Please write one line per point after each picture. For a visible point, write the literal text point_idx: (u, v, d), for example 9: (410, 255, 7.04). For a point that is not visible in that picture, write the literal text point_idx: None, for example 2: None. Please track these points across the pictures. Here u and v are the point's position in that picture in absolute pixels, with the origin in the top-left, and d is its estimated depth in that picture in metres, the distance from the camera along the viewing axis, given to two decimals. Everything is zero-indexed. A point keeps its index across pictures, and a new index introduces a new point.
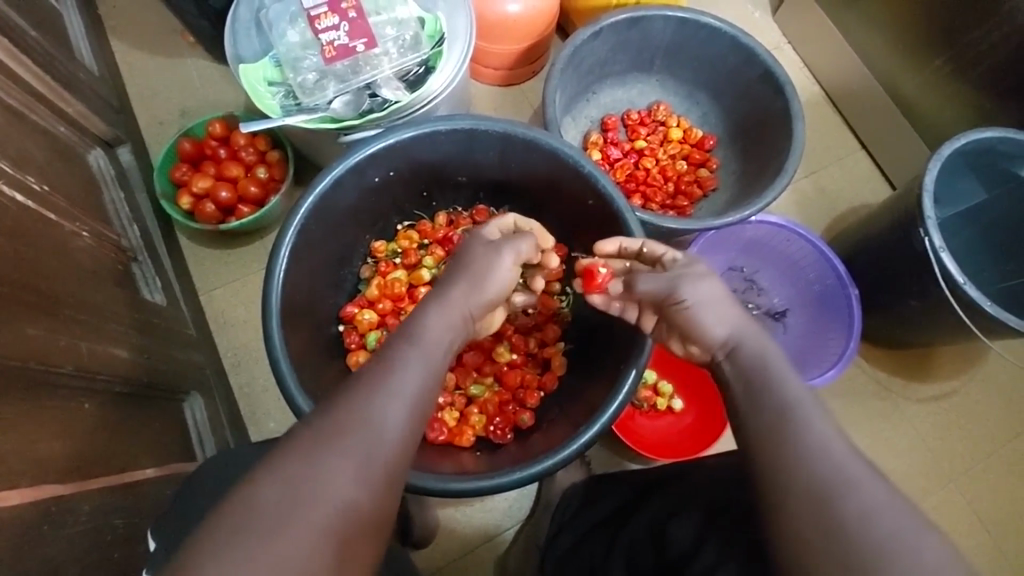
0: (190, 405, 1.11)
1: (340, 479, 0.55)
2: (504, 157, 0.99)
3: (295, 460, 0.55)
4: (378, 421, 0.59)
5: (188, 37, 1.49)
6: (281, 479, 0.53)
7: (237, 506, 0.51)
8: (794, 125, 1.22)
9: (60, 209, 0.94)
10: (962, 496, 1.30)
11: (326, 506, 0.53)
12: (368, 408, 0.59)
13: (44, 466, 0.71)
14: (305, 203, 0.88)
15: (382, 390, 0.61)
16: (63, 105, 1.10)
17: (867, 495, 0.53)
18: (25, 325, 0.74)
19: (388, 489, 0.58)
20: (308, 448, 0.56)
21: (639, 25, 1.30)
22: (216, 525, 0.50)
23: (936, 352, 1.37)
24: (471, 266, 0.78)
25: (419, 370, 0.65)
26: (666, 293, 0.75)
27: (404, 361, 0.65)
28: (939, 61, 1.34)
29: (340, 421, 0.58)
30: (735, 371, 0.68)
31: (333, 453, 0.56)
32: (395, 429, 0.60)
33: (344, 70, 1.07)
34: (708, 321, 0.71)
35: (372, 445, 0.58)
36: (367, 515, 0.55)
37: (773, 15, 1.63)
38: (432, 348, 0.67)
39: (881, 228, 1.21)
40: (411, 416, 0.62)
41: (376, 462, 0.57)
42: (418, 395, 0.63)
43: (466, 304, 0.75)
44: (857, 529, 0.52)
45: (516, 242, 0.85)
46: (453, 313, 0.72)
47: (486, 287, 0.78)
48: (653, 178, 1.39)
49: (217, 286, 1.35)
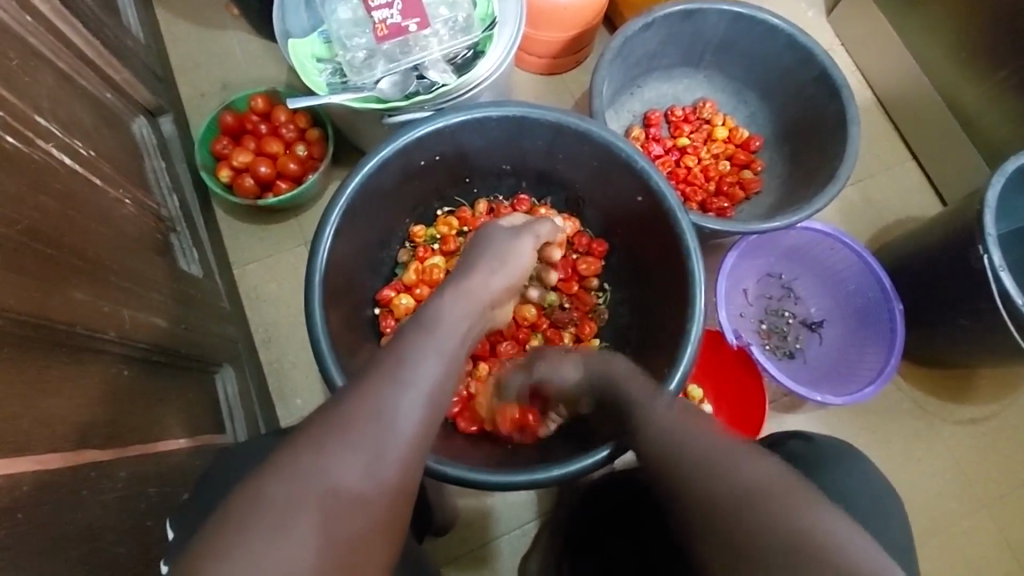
0: (222, 378, 1.11)
1: (346, 476, 0.53)
2: (552, 147, 0.97)
3: (304, 453, 0.53)
4: (389, 414, 0.57)
5: (232, 10, 1.48)
6: (290, 474, 0.52)
7: (249, 503, 0.51)
8: (848, 130, 1.18)
9: (105, 175, 0.94)
10: (996, 525, 1.26)
11: (333, 500, 0.52)
12: (381, 401, 0.57)
13: (85, 431, 0.71)
14: (351, 184, 0.87)
15: (393, 380, 0.58)
16: (110, 71, 1.10)
17: (735, 476, 0.54)
18: (72, 290, 0.74)
19: (401, 484, 0.56)
20: (317, 441, 0.54)
21: (692, 18, 1.27)
22: (230, 516, 0.50)
23: (977, 373, 1.33)
24: (487, 248, 0.77)
25: (431, 357, 0.61)
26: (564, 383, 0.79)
27: (418, 351, 0.61)
28: (1004, 72, 1.28)
29: (349, 412, 0.56)
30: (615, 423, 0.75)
31: (342, 446, 0.54)
32: (408, 421, 0.57)
33: (392, 50, 1.05)
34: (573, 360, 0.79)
35: (382, 439, 0.56)
36: (374, 511, 0.54)
37: (827, 14, 1.57)
38: (449, 334, 0.64)
39: (932, 242, 1.17)
40: (424, 408, 0.59)
41: (386, 457, 0.55)
42: (434, 387, 0.60)
43: (484, 291, 0.72)
44: (742, 518, 0.52)
45: (535, 227, 0.84)
46: (471, 297, 0.70)
47: (503, 272, 0.76)
48: (695, 177, 1.36)
49: (252, 261, 1.35)
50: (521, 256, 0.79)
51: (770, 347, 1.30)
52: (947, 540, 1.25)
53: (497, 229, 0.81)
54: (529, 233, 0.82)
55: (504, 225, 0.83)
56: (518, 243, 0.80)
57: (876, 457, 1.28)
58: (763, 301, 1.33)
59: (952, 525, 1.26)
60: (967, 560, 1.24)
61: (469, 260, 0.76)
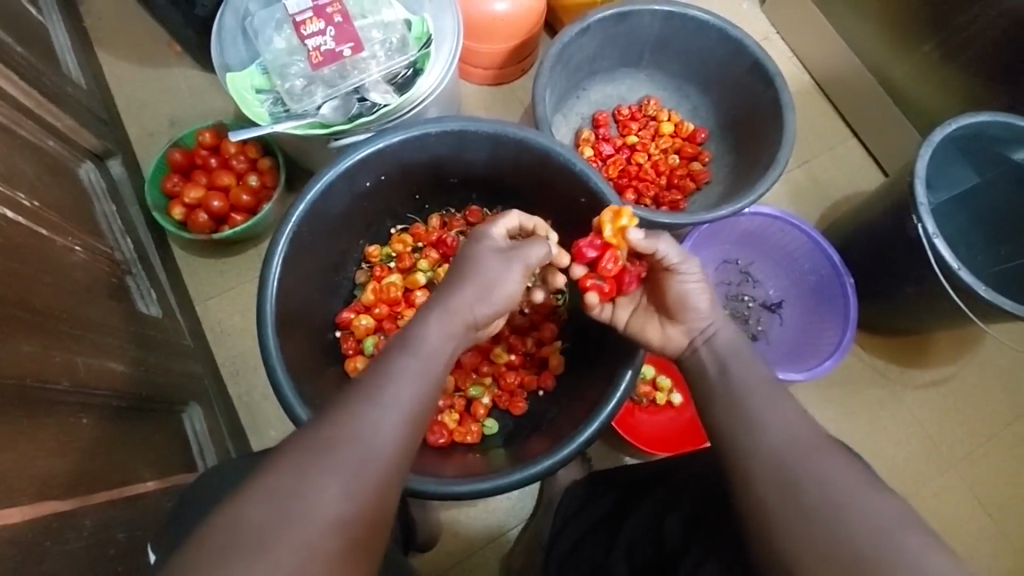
0: (189, 416, 1.11)
1: (327, 497, 0.54)
2: (495, 157, 0.99)
3: (286, 474, 0.55)
4: (369, 433, 0.59)
5: (174, 46, 1.48)
6: (270, 492, 0.53)
7: (229, 527, 0.51)
8: (784, 115, 1.22)
9: (52, 223, 0.94)
10: (963, 482, 1.30)
11: (313, 520, 0.53)
12: (364, 420, 0.59)
13: (46, 483, 0.71)
14: (296, 210, 0.88)
15: (373, 400, 0.61)
16: (51, 119, 1.09)
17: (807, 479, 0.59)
18: (19, 342, 0.74)
19: (382, 503, 0.57)
20: (299, 462, 0.56)
21: (627, 20, 1.30)
22: (206, 541, 0.51)
23: (933, 338, 1.37)
24: (478, 272, 0.73)
25: (411, 380, 0.64)
26: (681, 307, 0.79)
27: (399, 372, 0.64)
28: (928, 46, 1.34)
29: (331, 433, 0.58)
30: (712, 353, 0.76)
31: (323, 466, 0.55)
32: (388, 440, 0.59)
33: (331, 76, 1.06)
34: (698, 305, 0.79)
35: (364, 458, 0.57)
36: (354, 531, 0.55)
37: (761, 5, 1.62)
38: (430, 358, 0.66)
39: (875, 215, 1.21)
40: (404, 428, 0.61)
41: (367, 477, 0.57)
42: (413, 407, 0.62)
43: (468, 316, 0.72)
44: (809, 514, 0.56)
45: (526, 251, 0.77)
46: (454, 321, 0.70)
47: (487, 299, 0.73)
48: (646, 173, 1.39)
49: (213, 295, 1.35)
50: (507, 285, 0.74)
51: None
52: (919, 503, 1.29)
53: (487, 251, 0.75)
54: (519, 259, 0.76)
55: (494, 238, 0.78)
56: (506, 272, 0.75)
57: (844, 429, 1.32)
58: (724, 287, 1.36)
59: (923, 487, 1.30)
60: (939, 520, 1.28)
61: (450, 280, 0.74)
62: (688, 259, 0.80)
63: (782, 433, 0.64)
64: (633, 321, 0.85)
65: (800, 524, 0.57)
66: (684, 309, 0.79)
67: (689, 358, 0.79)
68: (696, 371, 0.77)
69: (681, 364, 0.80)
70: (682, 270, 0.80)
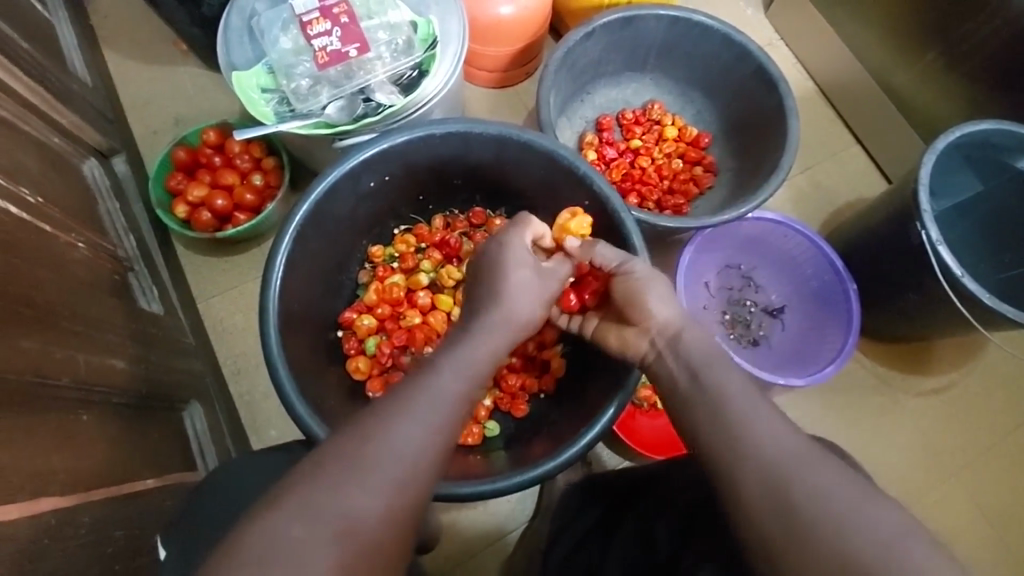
0: (190, 415, 1.10)
1: (354, 502, 0.56)
2: (499, 159, 0.99)
3: (317, 482, 0.56)
4: (396, 442, 0.60)
5: (180, 46, 1.49)
6: (298, 498, 0.55)
7: (252, 534, 0.53)
8: (787, 121, 1.23)
9: (55, 220, 0.94)
10: (965, 492, 1.30)
11: (343, 524, 0.54)
12: (391, 432, 0.61)
13: (46, 479, 0.71)
14: (300, 210, 0.88)
15: (400, 412, 0.62)
16: (58, 117, 1.09)
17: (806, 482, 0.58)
18: (20, 338, 0.74)
19: (406, 508, 0.58)
20: (328, 469, 0.57)
21: (631, 25, 1.31)
22: (234, 544, 0.52)
23: (935, 346, 1.37)
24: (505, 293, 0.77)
25: (442, 394, 0.65)
26: (635, 310, 0.79)
27: (429, 387, 0.65)
28: (931, 55, 1.34)
29: (358, 442, 0.59)
30: (678, 357, 0.73)
31: (352, 473, 0.57)
32: (415, 449, 0.60)
33: (337, 76, 1.07)
34: (652, 305, 0.78)
35: (390, 466, 0.59)
36: (381, 534, 0.56)
37: (765, 12, 1.62)
38: (460, 375, 0.68)
39: (877, 221, 1.21)
40: (431, 437, 0.62)
41: (393, 483, 0.58)
42: (442, 420, 0.64)
43: (499, 336, 0.74)
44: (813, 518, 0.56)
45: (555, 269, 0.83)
46: (487, 341, 0.73)
47: (515, 318, 0.76)
48: (649, 177, 1.38)
49: (215, 293, 1.35)
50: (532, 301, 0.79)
51: (735, 337, 1.33)
52: (921, 510, 1.28)
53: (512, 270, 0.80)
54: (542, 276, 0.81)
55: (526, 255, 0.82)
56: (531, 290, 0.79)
57: (845, 435, 1.32)
58: (726, 293, 1.36)
59: (925, 495, 1.29)
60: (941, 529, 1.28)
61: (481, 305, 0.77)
62: (630, 260, 0.83)
63: (787, 439, 0.62)
64: (596, 332, 0.87)
65: (814, 529, 0.55)
66: (638, 313, 0.79)
67: (655, 363, 0.76)
68: (664, 378, 0.74)
69: (648, 371, 0.78)
70: (626, 270, 0.82)
